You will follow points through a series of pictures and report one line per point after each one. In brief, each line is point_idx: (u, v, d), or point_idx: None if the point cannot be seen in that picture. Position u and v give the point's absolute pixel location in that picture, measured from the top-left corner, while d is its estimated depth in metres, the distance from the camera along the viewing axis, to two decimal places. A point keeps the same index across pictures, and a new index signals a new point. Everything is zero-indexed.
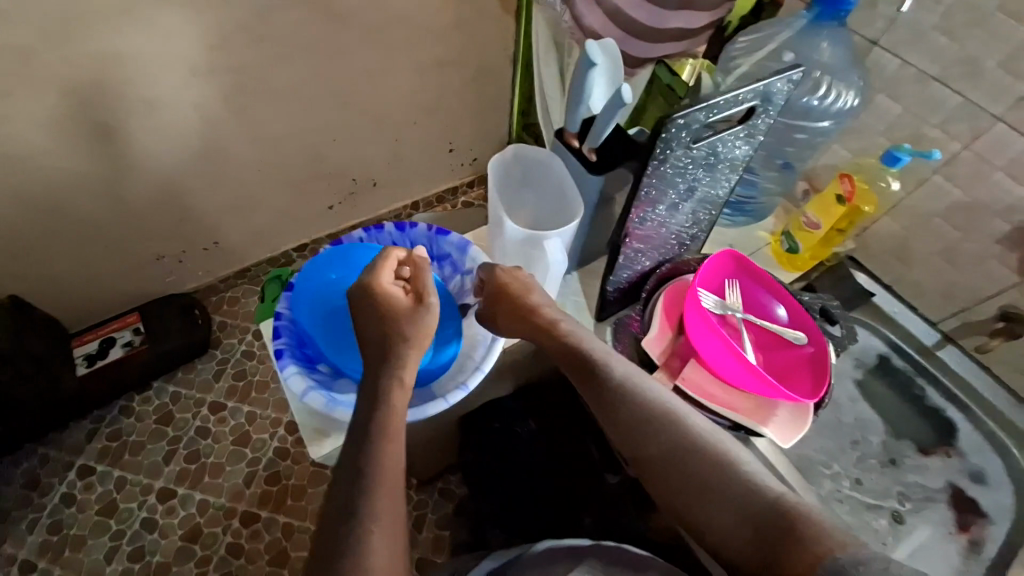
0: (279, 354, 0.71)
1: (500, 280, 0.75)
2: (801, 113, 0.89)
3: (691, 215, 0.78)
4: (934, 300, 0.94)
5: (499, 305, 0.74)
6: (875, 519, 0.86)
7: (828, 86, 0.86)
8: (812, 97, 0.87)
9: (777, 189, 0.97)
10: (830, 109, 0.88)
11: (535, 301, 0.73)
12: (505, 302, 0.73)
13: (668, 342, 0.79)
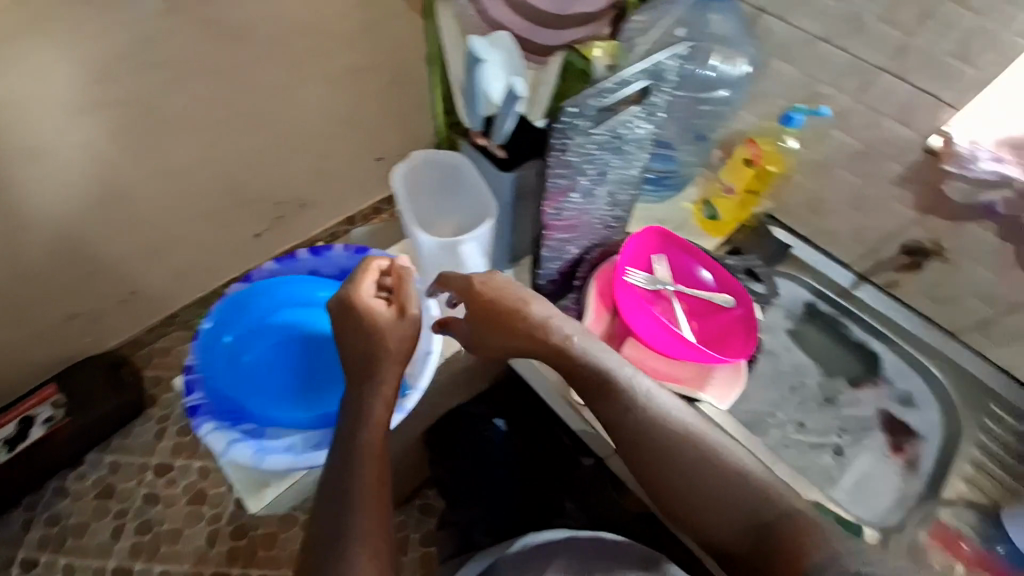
0: (194, 411, 0.67)
1: (456, 278, 0.72)
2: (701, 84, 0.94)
3: (610, 200, 0.79)
4: (849, 246, 1.00)
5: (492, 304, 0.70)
6: (820, 457, 0.91)
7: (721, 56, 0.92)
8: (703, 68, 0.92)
9: (692, 161, 1.02)
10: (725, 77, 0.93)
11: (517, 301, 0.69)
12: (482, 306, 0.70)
13: (603, 325, 0.81)
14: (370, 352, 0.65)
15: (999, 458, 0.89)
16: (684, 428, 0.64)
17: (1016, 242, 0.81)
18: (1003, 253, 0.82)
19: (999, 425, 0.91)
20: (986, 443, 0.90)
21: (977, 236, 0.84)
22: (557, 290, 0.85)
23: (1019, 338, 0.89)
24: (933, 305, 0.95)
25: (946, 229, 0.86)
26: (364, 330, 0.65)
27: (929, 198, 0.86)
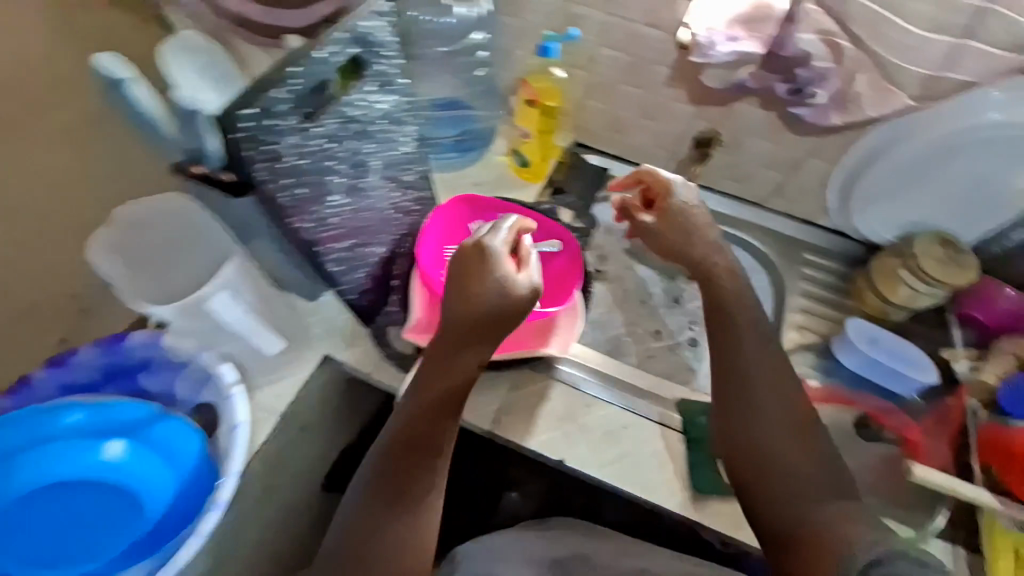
0: None
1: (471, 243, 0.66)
2: (452, 35, 0.91)
3: (390, 185, 0.75)
4: (656, 154, 1.02)
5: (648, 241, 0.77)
6: (679, 355, 0.97)
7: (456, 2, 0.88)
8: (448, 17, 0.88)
9: (485, 114, 0.99)
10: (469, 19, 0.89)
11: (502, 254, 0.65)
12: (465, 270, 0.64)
13: (434, 316, 0.76)
14: (479, 322, 0.64)
15: (821, 297, 0.97)
16: (721, 320, 0.69)
17: (775, 109, 0.85)
18: (770, 122, 0.87)
19: (814, 270, 0.99)
20: (807, 288, 0.98)
21: (746, 112, 0.87)
22: (380, 297, 0.78)
23: (807, 192, 0.96)
24: (735, 185, 1.01)
25: (721, 113, 0.89)
26: (474, 273, 0.64)
27: (699, 90, 0.88)
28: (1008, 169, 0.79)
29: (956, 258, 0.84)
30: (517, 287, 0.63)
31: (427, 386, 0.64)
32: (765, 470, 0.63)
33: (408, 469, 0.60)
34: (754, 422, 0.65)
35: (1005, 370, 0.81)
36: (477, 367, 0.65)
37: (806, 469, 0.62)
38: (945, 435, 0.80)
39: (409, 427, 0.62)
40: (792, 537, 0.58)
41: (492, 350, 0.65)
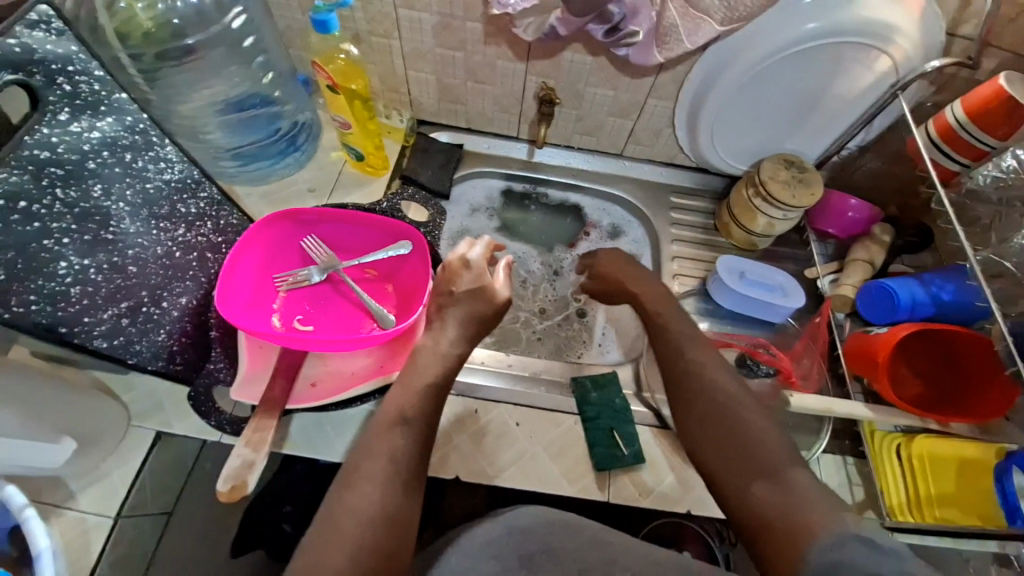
0: None
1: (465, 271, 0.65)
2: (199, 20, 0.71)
3: (163, 226, 0.59)
4: (503, 118, 0.94)
5: (597, 289, 0.84)
6: (569, 329, 0.92)
7: None
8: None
9: (293, 108, 0.85)
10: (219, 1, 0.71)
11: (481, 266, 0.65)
12: (446, 283, 0.64)
13: (268, 363, 0.65)
14: (447, 307, 0.63)
15: (695, 239, 0.96)
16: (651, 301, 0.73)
17: (601, 52, 0.79)
18: (600, 66, 0.81)
19: (683, 213, 0.98)
20: (681, 232, 0.97)
21: (573, 59, 0.81)
22: (198, 357, 0.65)
23: (658, 133, 0.92)
24: (589, 139, 0.96)
25: (550, 65, 0.82)
26: (452, 273, 0.65)
27: (521, 43, 0.80)
28: (832, 78, 0.78)
29: (802, 177, 0.84)
30: (496, 292, 0.64)
31: (406, 404, 0.54)
32: (733, 436, 0.53)
33: (364, 469, 0.49)
34: (701, 398, 0.57)
35: (861, 278, 0.83)
36: (458, 360, 0.60)
37: (727, 425, 0.54)
38: (816, 351, 0.82)
39: (381, 435, 0.52)
40: (764, 515, 0.47)
41: (459, 332, 0.61)
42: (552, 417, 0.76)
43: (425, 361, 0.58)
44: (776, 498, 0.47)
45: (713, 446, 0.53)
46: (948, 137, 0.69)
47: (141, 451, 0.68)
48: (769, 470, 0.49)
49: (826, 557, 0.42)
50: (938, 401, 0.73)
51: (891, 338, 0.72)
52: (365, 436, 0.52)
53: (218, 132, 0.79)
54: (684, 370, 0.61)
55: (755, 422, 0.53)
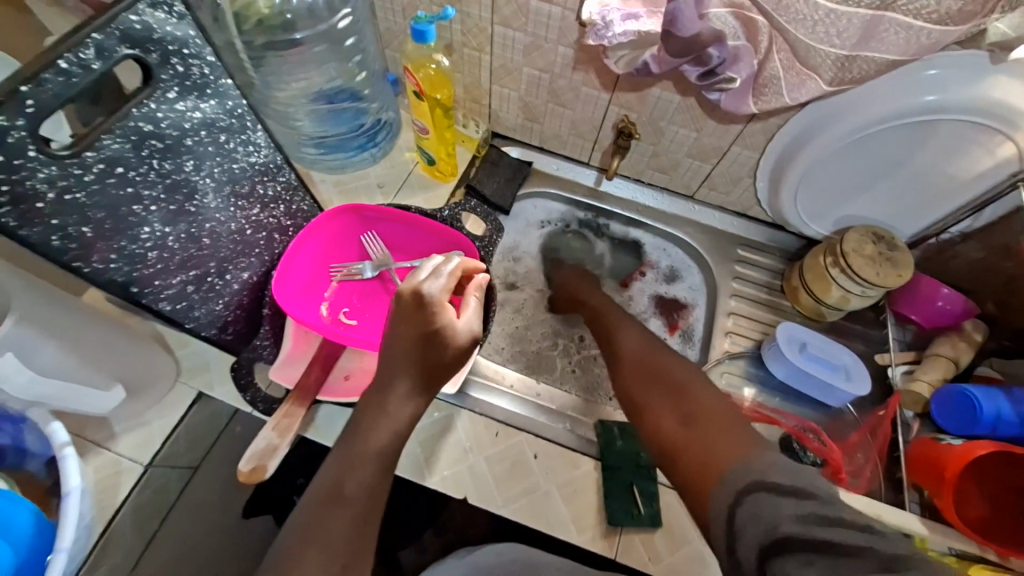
0: None
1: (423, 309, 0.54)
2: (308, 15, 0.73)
3: (240, 204, 0.63)
4: (576, 142, 0.93)
5: (561, 305, 0.90)
6: (605, 367, 0.89)
7: None
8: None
9: (377, 106, 0.88)
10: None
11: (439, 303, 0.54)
12: (405, 320, 0.54)
13: (308, 349, 0.67)
14: (394, 352, 0.54)
15: (756, 297, 0.91)
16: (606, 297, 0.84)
17: (691, 93, 0.76)
18: (687, 107, 0.78)
19: (747, 268, 0.93)
20: (743, 287, 0.92)
21: (660, 96, 0.78)
22: (246, 331, 0.68)
23: (735, 182, 0.88)
24: (662, 176, 0.93)
25: (634, 98, 0.80)
26: (402, 312, 0.54)
27: (609, 74, 0.78)
28: (942, 155, 0.71)
29: (890, 255, 0.77)
30: (454, 335, 0.55)
31: (347, 477, 0.51)
32: (670, 385, 0.60)
33: (359, 457, 0.52)
34: (642, 361, 0.66)
35: (940, 377, 0.75)
36: (409, 420, 0.55)
37: (659, 367, 0.63)
38: (873, 448, 0.76)
39: (319, 516, 0.48)
40: (682, 443, 0.52)
41: (410, 378, 0.54)
42: (573, 458, 0.73)
43: (365, 439, 0.53)
44: (695, 433, 0.52)
45: (644, 385, 0.62)
46: None
47: (182, 407, 0.72)
48: (695, 414, 0.55)
49: (747, 501, 0.43)
50: (1012, 533, 0.63)
51: (966, 454, 0.64)
52: (297, 513, 0.49)
53: (306, 119, 0.84)
54: (633, 358, 0.67)
55: (688, 372, 0.62)
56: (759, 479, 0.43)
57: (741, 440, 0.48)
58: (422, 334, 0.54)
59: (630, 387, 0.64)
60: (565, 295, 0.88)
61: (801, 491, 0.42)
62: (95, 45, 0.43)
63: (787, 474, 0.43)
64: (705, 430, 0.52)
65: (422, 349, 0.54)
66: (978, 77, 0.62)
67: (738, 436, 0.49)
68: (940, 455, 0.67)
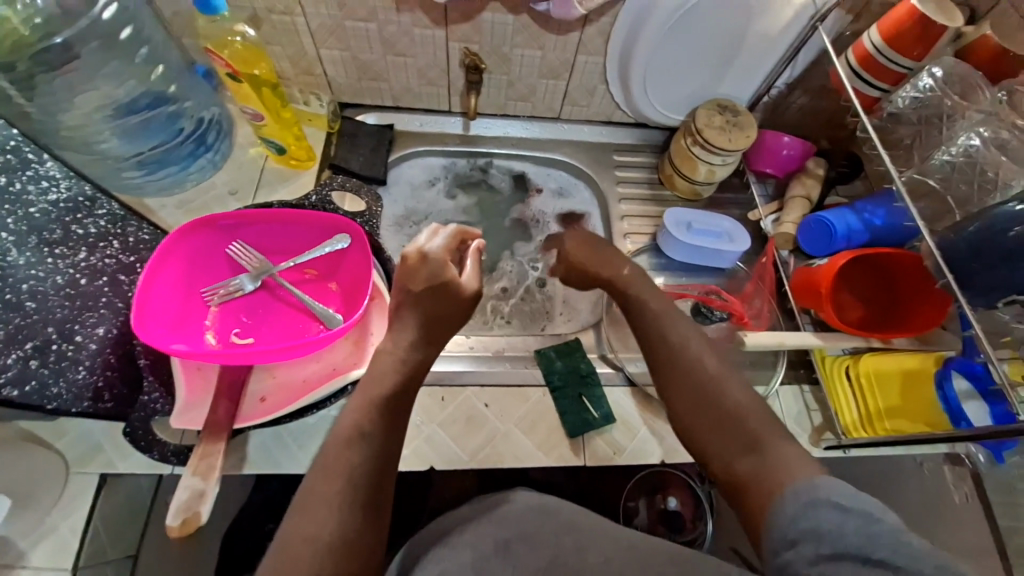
0: None
1: (432, 262, 0.57)
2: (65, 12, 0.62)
3: (58, 252, 0.53)
4: (431, 92, 0.90)
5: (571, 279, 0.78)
6: (530, 301, 0.89)
7: None
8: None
9: (194, 104, 0.77)
10: None
11: (445, 260, 0.58)
12: (413, 278, 0.57)
13: (206, 386, 0.60)
14: (405, 306, 0.56)
15: (642, 196, 0.96)
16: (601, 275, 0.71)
17: (522, 9, 0.75)
18: (523, 26, 0.77)
19: (626, 170, 0.97)
20: (628, 190, 0.96)
21: (494, 20, 0.77)
22: (128, 392, 0.59)
23: (592, 92, 0.90)
24: (524, 105, 0.93)
25: (470, 29, 0.78)
26: (407, 271, 0.57)
27: (436, 7, 0.75)
28: (752, 17, 0.77)
29: (735, 121, 0.84)
30: (462, 289, 0.57)
31: (360, 419, 0.49)
32: (722, 403, 0.53)
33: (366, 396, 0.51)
34: (674, 362, 0.58)
35: (801, 214, 0.86)
36: (415, 369, 0.54)
37: (709, 384, 0.55)
38: (765, 290, 0.85)
39: (338, 453, 0.47)
40: (740, 479, 0.49)
41: (419, 333, 0.55)
42: (523, 394, 0.75)
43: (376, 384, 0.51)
44: (755, 468, 0.48)
45: (699, 416, 0.54)
46: (868, 64, 0.70)
47: (85, 499, 0.62)
48: (755, 444, 0.49)
49: (801, 525, 0.41)
50: (880, 315, 0.77)
51: (830, 268, 0.75)
52: (314, 466, 0.47)
53: (111, 140, 0.71)
54: (702, 390, 0.55)
55: (738, 383, 0.55)
56: (814, 500, 0.42)
57: (795, 475, 0.45)
58: (434, 289, 0.56)
59: (689, 408, 0.55)
60: (575, 269, 0.76)
61: (857, 515, 0.40)
62: None
63: (848, 500, 0.41)
64: (767, 463, 0.48)
65: (430, 299, 0.56)
66: None
67: (798, 470, 0.46)
68: (813, 275, 0.77)
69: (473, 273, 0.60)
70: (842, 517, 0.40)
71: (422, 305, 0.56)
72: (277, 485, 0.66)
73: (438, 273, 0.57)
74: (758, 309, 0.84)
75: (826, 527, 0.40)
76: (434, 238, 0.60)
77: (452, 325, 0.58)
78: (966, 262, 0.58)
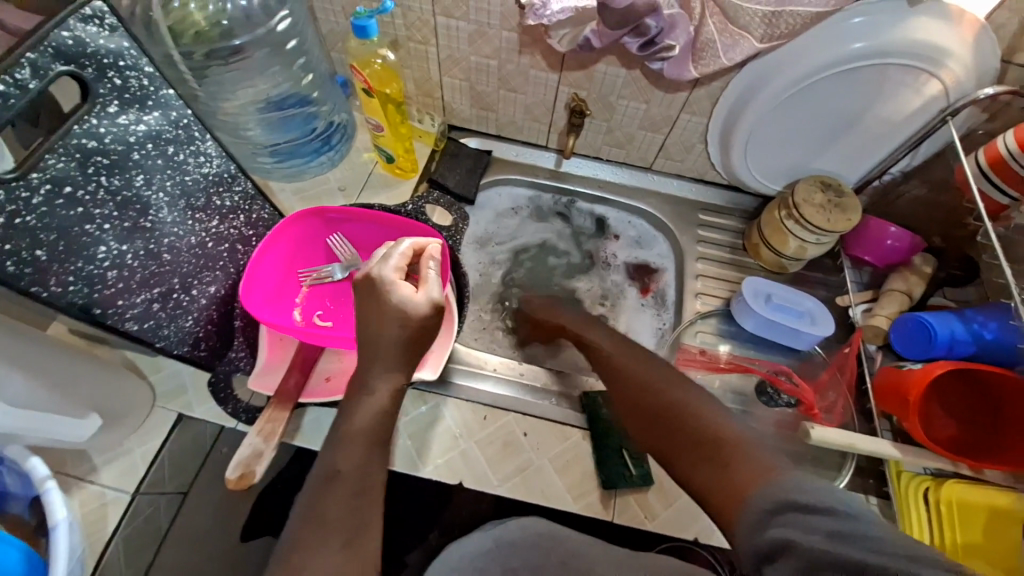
0: None
1: (371, 286, 0.53)
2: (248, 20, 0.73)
3: (198, 216, 0.62)
4: (533, 127, 0.95)
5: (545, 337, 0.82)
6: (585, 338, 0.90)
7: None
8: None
9: (329, 109, 0.88)
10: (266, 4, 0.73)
11: (388, 277, 0.54)
12: (366, 304, 0.53)
13: (285, 355, 0.66)
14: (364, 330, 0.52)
15: (721, 258, 0.94)
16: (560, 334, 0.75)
17: (636, 65, 0.78)
18: (633, 79, 0.80)
19: (710, 231, 0.96)
20: (707, 250, 0.95)
21: (607, 71, 0.80)
22: (220, 346, 0.67)
23: (689, 149, 0.91)
24: (619, 152, 0.95)
25: (582, 76, 0.82)
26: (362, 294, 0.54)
27: (555, 53, 0.80)
28: (874, 101, 0.75)
29: (838, 201, 0.81)
30: (412, 304, 0.52)
31: (337, 457, 0.46)
32: (676, 414, 0.52)
33: (347, 435, 0.47)
34: (630, 384, 0.58)
35: (897, 310, 0.79)
36: (392, 396, 0.50)
37: (664, 394, 0.54)
38: (843, 384, 0.79)
39: (316, 498, 0.43)
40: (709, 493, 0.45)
41: (384, 360, 0.51)
42: (563, 431, 0.75)
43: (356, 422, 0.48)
44: (717, 474, 0.45)
45: (659, 431, 0.52)
46: (1000, 168, 0.64)
47: (161, 430, 0.71)
48: (711, 447, 0.47)
49: (771, 533, 0.38)
50: (970, 435, 0.69)
51: (926, 374, 0.68)
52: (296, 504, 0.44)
53: (257, 129, 0.83)
54: (691, 434, 0.49)
55: (686, 389, 0.54)
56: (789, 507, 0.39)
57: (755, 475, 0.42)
58: (385, 311, 0.52)
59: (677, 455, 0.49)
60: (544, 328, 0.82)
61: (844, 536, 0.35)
62: (29, 64, 0.43)
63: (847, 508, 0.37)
64: (726, 470, 0.45)
65: (380, 317, 0.51)
66: (898, 21, 0.66)
67: (749, 467, 0.43)
68: (902, 377, 0.71)
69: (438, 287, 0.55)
70: (829, 548, 0.35)
71: (371, 332, 0.51)
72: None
73: (384, 292, 0.52)
74: (831, 402, 0.79)
75: (797, 541, 0.36)
76: (388, 258, 0.56)
77: (424, 338, 0.53)
78: None
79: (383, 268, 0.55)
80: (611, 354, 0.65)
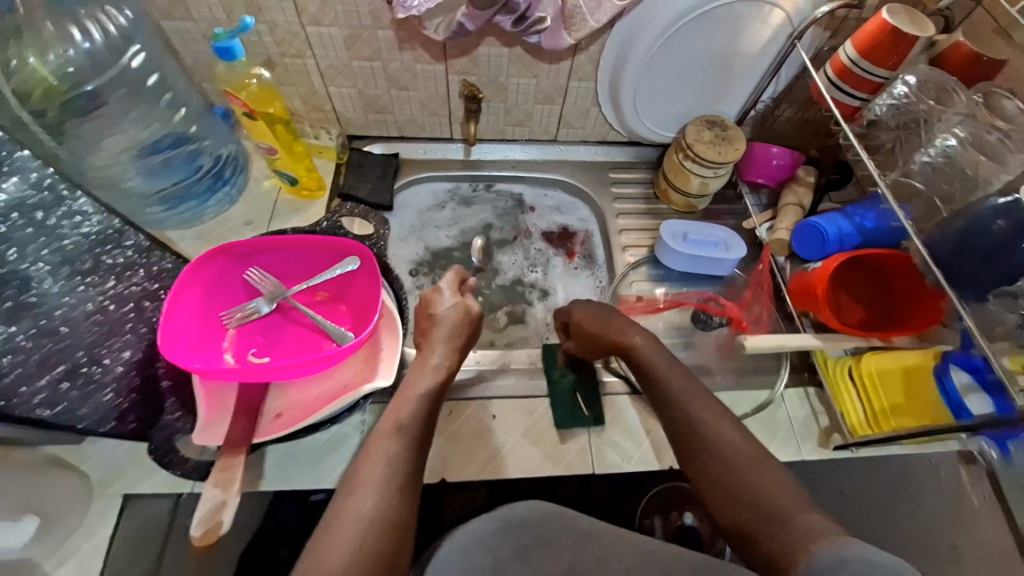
0: None
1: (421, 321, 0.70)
2: (100, 66, 0.69)
3: (88, 281, 0.56)
4: (433, 122, 0.95)
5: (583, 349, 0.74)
6: (531, 313, 0.92)
7: (53, 26, 0.64)
8: (79, 44, 0.66)
9: (213, 143, 0.83)
10: (112, 46, 0.68)
11: (437, 308, 0.70)
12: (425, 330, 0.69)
13: (226, 404, 0.63)
14: (428, 366, 0.64)
15: (638, 210, 0.99)
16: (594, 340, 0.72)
17: (516, 42, 0.80)
18: (517, 57, 0.83)
19: (623, 187, 1.01)
20: (625, 206, 0.99)
21: (490, 53, 0.82)
22: (149, 414, 0.63)
23: (586, 114, 0.95)
24: (522, 130, 0.98)
25: (468, 62, 0.83)
26: (428, 326, 0.69)
27: (435, 44, 0.80)
28: (733, 38, 0.82)
29: (724, 135, 0.88)
30: (468, 310, 0.71)
31: (356, 505, 0.49)
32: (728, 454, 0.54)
33: (359, 482, 0.52)
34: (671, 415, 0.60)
35: (794, 221, 0.88)
36: (392, 455, 0.54)
37: (721, 428, 0.56)
38: (763, 296, 0.86)
39: (326, 541, 0.47)
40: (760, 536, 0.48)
41: (444, 360, 0.65)
42: (530, 404, 0.77)
43: (351, 506, 0.49)
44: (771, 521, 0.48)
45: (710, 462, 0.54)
46: (845, 76, 0.72)
47: (109, 517, 0.65)
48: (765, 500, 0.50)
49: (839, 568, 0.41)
50: (876, 311, 0.79)
51: (824, 270, 0.77)
52: (313, 546, 0.47)
53: (137, 178, 0.77)
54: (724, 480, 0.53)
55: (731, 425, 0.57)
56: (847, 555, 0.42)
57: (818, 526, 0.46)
58: (451, 325, 0.68)
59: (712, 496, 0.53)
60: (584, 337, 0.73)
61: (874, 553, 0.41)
62: None
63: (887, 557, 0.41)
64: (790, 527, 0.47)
65: (445, 332, 0.68)
66: None
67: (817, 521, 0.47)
68: (809, 278, 0.79)
69: (469, 300, 0.71)
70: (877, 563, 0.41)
71: (442, 355, 0.66)
72: (293, 509, 0.68)
73: (438, 319, 0.69)
74: (757, 313, 0.86)
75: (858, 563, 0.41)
76: (444, 287, 0.73)
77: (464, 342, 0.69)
78: (952, 259, 0.59)
79: (436, 297, 0.71)
80: (659, 375, 0.63)
